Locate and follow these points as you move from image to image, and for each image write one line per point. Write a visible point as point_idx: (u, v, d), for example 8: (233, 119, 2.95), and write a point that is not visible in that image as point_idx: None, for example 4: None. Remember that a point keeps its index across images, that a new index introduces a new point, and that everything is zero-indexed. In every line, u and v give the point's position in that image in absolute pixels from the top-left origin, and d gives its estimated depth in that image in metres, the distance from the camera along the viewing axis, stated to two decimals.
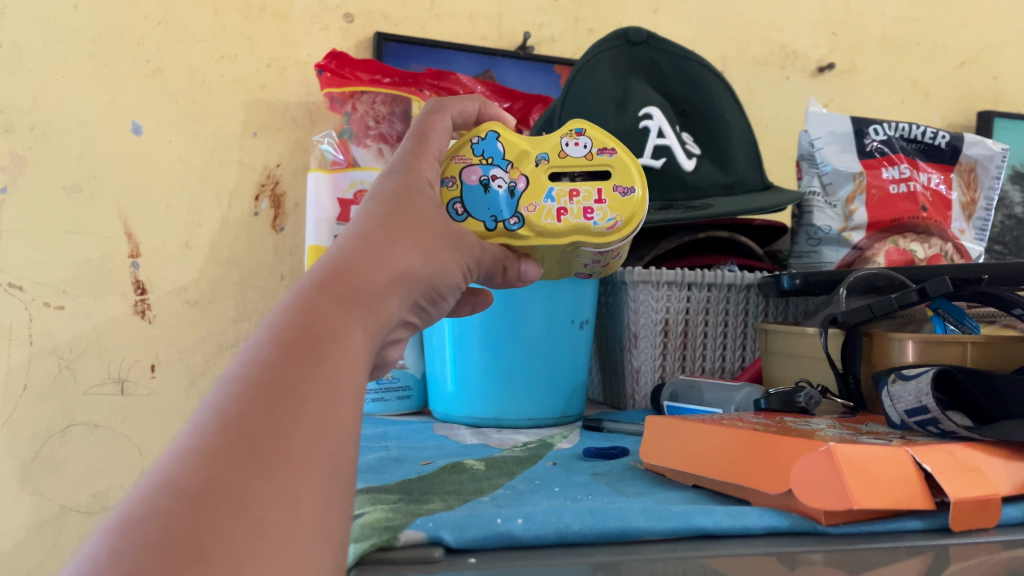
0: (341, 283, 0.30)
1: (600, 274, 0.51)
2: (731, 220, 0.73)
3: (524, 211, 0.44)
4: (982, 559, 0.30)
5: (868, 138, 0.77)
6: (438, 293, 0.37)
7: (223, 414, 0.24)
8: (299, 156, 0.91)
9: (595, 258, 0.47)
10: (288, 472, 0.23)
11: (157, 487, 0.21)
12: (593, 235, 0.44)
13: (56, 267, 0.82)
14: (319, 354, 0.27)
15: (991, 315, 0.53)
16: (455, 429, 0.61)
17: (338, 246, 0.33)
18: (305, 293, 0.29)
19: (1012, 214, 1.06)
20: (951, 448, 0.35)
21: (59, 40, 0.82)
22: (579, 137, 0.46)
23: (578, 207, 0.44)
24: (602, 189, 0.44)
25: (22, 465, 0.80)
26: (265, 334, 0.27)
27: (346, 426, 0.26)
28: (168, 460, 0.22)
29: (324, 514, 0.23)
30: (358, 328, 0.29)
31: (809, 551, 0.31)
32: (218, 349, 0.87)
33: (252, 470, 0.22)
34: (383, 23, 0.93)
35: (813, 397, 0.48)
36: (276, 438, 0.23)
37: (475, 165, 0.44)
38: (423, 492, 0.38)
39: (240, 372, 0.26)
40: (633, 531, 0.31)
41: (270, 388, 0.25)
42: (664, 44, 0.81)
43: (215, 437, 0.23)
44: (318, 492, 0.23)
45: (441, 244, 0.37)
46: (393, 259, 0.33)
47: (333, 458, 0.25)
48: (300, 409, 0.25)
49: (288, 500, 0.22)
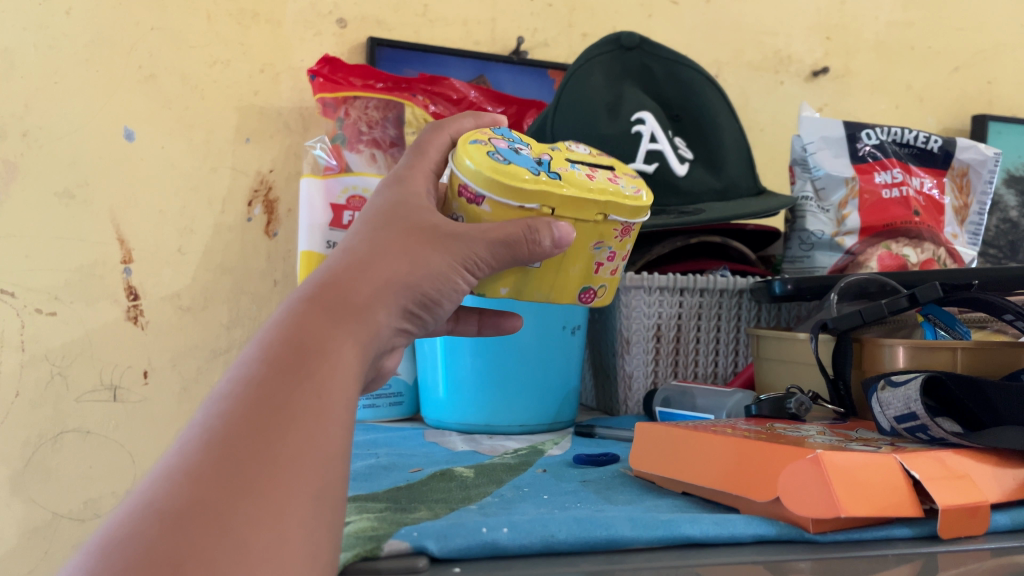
0: (329, 298, 0.30)
1: (603, 288, 0.44)
2: (724, 225, 0.73)
3: (558, 170, 0.40)
4: (971, 567, 0.30)
5: (860, 143, 0.78)
6: (434, 298, 0.36)
7: (211, 433, 0.24)
8: (292, 162, 0.91)
9: (617, 242, 0.42)
10: (273, 491, 0.23)
11: (141, 509, 0.21)
12: (623, 202, 0.40)
13: (48, 273, 0.81)
14: (307, 369, 0.27)
15: (982, 321, 0.53)
16: (446, 436, 0.61)
17: (329, 262, 0.33)
18: (294, 309, 0.30)
19: (1006, 217, 1.06)
20: (940, 455, 0.34)
21: (52, 45, 0.81)
22: (579, 143, 0.46)
23: (603, 177, 0.41)
24: (616, 173, 0.43)
25: (13, 473, 0.80)
26: (254, 351, 0.28)
27: (334, 440, 0.26)
28: (155, 481, 0.23)
29: (307, 531, 0.23)
30: (348, 341, 0.29)
31: (796, 559, 0.30)
32: (210, 356, 0.87)
33: (235, 492, 0.22)
34: (377, 28, 0.93)
35: (803, 404, 0.47)
36: (261, 458, 0.23)
37: (499, 138, 0.42)
38: (410, 501, 0.38)
39: (229, 390, 0.26)
40: (620, 541, 0.31)
41: (259, 406, 0.25)
42: (657, 49, 0.81)
43: (200, 458, 0.23)
44: (305, 511, 0.23)
45: (435, 247, 0.36)
46: (381, 271, 0.33)
47: (321, 472, 0.24)
48: (289, 427, 0.24)
49: (272, 520, 0.22)
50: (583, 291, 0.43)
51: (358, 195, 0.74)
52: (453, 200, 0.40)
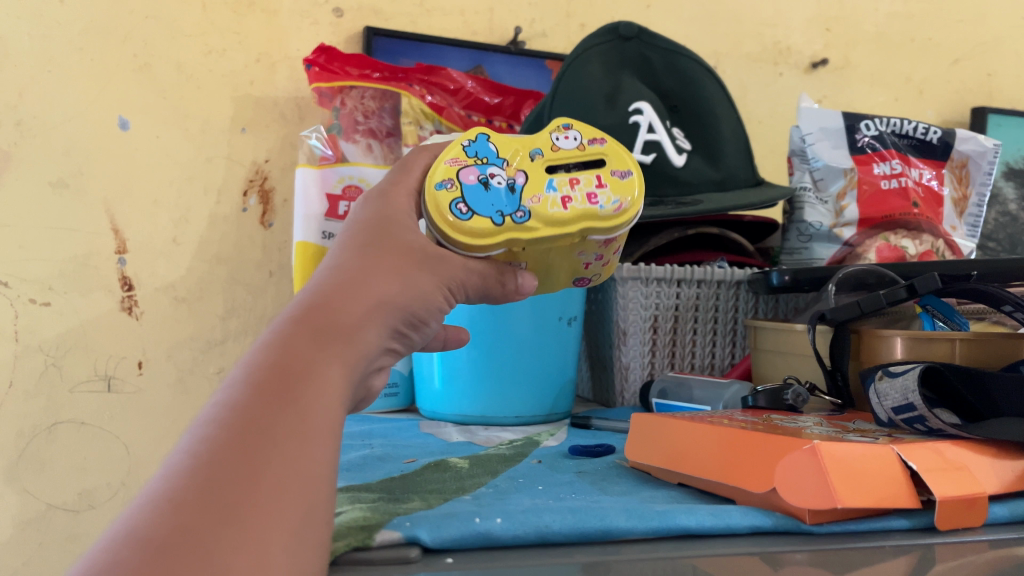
0: (316, 320, 0.30)
1: (598, 273, 0.45)
2: (721, 217, 0.73)
3: (528, 203, 0.39)
4: (968, 559, 0.30)
5: (859, 134, 0.77)
6: (422, 318, 0.35)
7: (196, 458, 0.23)
8: (288, 152, 0.90)
9: (601, 250, 0.41)
10: (256, 518, 0.22)
11: (122, 536, 0.21)
12: (601, 224, 0.39)
13: (42, 263, 0.81)
14: (291, 393, 0.26)
15: (981, 312, 0.52)
16: (441, 427, 0.60)
17: (315, 283, 0.33)
18: (282, 331, 0.29)
19: (1005, 211, 1.06)
20: (938, 447, 0.34)
21: (46, 34, 0.80)
22: (568, 130, 0.42)
23: (581, 194, 0.39)
24: (600, 177, 0.40)
25: (8, 462, 0.79)
26: (240, 374, 0.27)
27: (319, 458, 0.25)
28: (137, 509, 0.22)
29: (289, 556, 0.22)
30: (334, 364, 0.29)
31: (792, 551, 0.30)
32: (206, 346, 0.87)
33: (215, 517, 0.21)
34: (373, 18, 0.92)
35: (800, 395, 0.48)
36: (245, 484, 0.23)
37: (470, 166, 0.40)
38: (403, 491, 0.37)
39: (214, 414, 0.25)
40: (614, 531, 0.31)
41: (242, 431, 0.24)
42: (655, 39, 0.80)
43: (183, 484, 0.22)
44: (286, 537, 0.22)
45: (422, 266, 0.35)
46: (368, 289, 0.32)
47: (305, 494, 0.24)
48: (271, 451, 0.24)
49: (252, 548, 0.21)
50: (577, 278, 0.45)
51: (354, 186, 0.74)
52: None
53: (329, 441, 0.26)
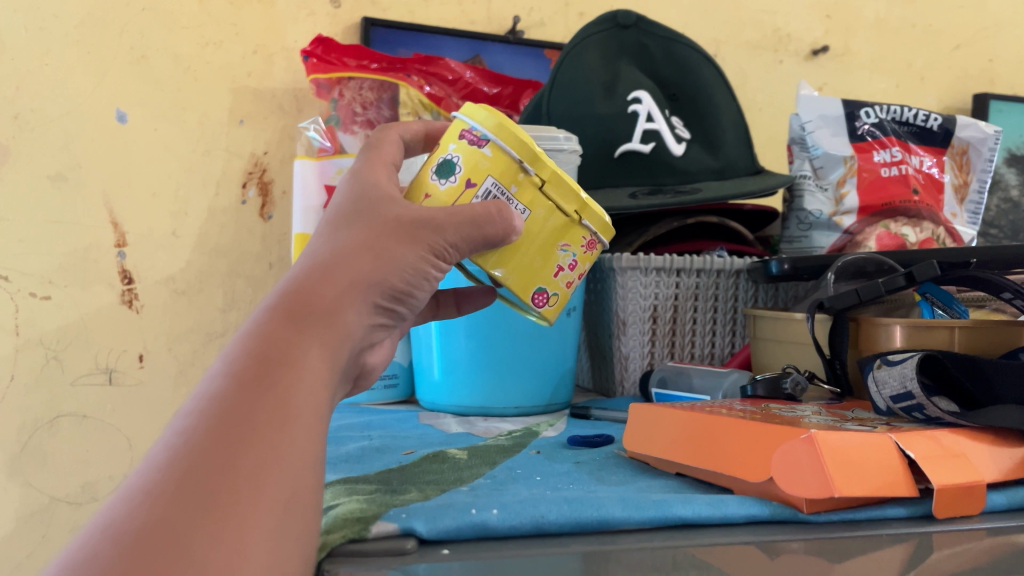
0: (294, 305, 0.30)
1: (557, 295, 0.41)
2: (720, 206, 0.72)
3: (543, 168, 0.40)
4: (966, 546, 0.30)
5: (859, 121, 0.76)
6: (405, 290, 0.35)
7: (175, 451, 0.23)
8: (286, 144, 0.90)
9: (581, 253, 0.41)
10: (231, 506, 0.22)
11: (98, 531, 0.21)
12: (597, 226, 0.41)
13: (41, 257, 0.81)
14: (270, 380, 0.26)
15: (981, 300, 0.52)
16: (441, 418, 0.60)
17: (296, 268, 0.33)
18: (261, 322, 0.29)
19: (1007, 197, 1.05)
20: (935, 435, 0.34)
21: (41, 26, 0.80)
22: None
23: None
24: None
25: (11, 456, 0.79)
26: (220, 366, 0.27)
27: (301, 446, 0.25)
28: (116, 502, 0.22)
29: (271, 543, 0.22)
30: (314, 347, 0.29)
31: (788, 539, 0.30)
32: (206, 339, 0.87)
33: (192, 510, 0.21)
34: (370, 8, 0.91)
35: (799, 383, 0.48)
36: (224, 473, 0.23)
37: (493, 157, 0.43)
38: (401, 482, 0.37)
39: (194, 406, 0.25)
40: (610, 522, 0.31)
41: (223, 421, 0.24)
42: (654, 27, 0.79)
43: (161, 477, 0.22)
44: (265, 525, 0.22)
45: (402, 241, 0.35)
46: (346, 270, 0.32)
47: (286, 482, 0.24)
48: (251, 439, 0.24)
49: (229, 537, 0.21)
50: (537, 291, 0.40)
51: None
52: (449, 142, 0.38)
53: (311, 429, 0.26)
